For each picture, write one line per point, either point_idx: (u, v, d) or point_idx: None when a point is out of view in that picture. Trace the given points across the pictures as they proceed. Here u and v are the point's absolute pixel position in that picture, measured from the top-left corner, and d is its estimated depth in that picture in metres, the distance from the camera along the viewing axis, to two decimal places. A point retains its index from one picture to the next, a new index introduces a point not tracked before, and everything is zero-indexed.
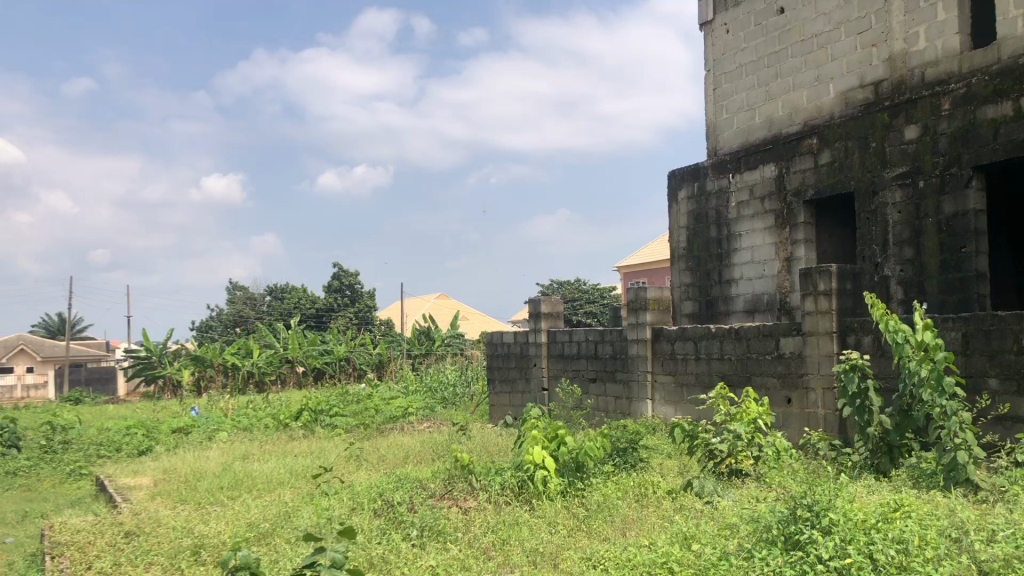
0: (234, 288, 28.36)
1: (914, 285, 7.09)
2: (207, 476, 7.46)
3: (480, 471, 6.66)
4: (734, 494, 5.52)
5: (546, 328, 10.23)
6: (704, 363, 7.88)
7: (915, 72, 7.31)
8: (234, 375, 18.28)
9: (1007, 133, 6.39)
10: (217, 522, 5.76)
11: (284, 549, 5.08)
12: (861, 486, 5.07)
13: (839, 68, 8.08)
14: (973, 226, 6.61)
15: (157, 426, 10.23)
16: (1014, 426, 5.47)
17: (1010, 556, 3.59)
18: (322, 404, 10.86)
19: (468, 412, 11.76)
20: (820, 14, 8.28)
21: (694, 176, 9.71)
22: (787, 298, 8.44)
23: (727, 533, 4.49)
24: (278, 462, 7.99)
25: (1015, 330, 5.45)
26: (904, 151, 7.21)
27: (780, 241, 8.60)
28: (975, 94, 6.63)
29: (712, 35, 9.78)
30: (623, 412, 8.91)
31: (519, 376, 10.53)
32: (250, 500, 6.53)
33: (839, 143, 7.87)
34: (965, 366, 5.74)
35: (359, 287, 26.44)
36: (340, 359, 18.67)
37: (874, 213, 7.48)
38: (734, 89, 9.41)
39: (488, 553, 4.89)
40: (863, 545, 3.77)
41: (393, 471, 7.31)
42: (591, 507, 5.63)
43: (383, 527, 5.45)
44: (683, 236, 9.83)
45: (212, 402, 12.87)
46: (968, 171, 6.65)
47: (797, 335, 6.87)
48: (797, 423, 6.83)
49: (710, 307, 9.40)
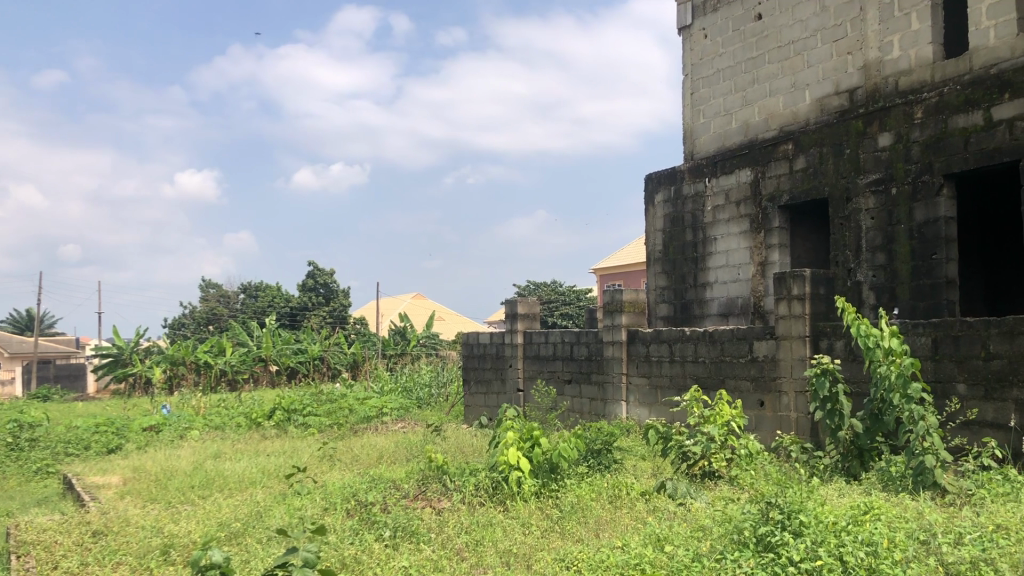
0: (208, 284, 28.18)
1: (886, 291, 7.18)
2: (177, 475, 7.37)
3: (454, 471, 6.64)
4: (707, 496, 5.57)
5: (522, 329, 10.23)
6: (679, 365, 7.92)
7: (888, 80, 7.41)
8: (207, 373, 18.09)
9: (977, 143, 6.49)
10: (187, 521, 5.70)
11: (255, 548, 5.05)
12: (832, 489, 5.14)
13: (815, 75, 8.16)
14: (943, 233, 6.70)
15: (126, 424, 10.09)
16: (981, 431, 5.56)
17: (976, 559, 3.66)
18: (295, 403, 10.80)
19: (442, 412, 11.75)
20: (797, 21, 8.37)
21: (670, 179, 9.76)
22: (761, 303, 8.51)
23: (699, 534, 4.53)
24: (250, 461, 7.91)
25: (984, 336, 5.53)
26: (878, 157, 7.29)
27: (755, 245, 8.66)
28: (947, 103, 6.71)
29: (690, 40, 9.84)
30: (598, 414, 8.94)
31: (494, 377, 10.53)
32: (221, 499, 6.47)
33: (814, 149, 7.96)
34: (935, 372, 5.83)
35: (334, 285, 26.40)
36: (314, 357, 18.63)
37: (848, 219, 7.57)
38: (712, 93, 9.48)
39: (462, 554, 4.88)
40: (834, 547, 3.81)
41: (366, 471, 7.27)
42: (564, 508, 5.64)
43: (356, 527, 5.43)
44: (660, 239, 9.87)
45: (184, 400, 12.74)
46: (939, 179, 6.75)
47: (770, 339, 6.93)
48: (769, 426, 6.90)
49: (686, 311, 9.46)
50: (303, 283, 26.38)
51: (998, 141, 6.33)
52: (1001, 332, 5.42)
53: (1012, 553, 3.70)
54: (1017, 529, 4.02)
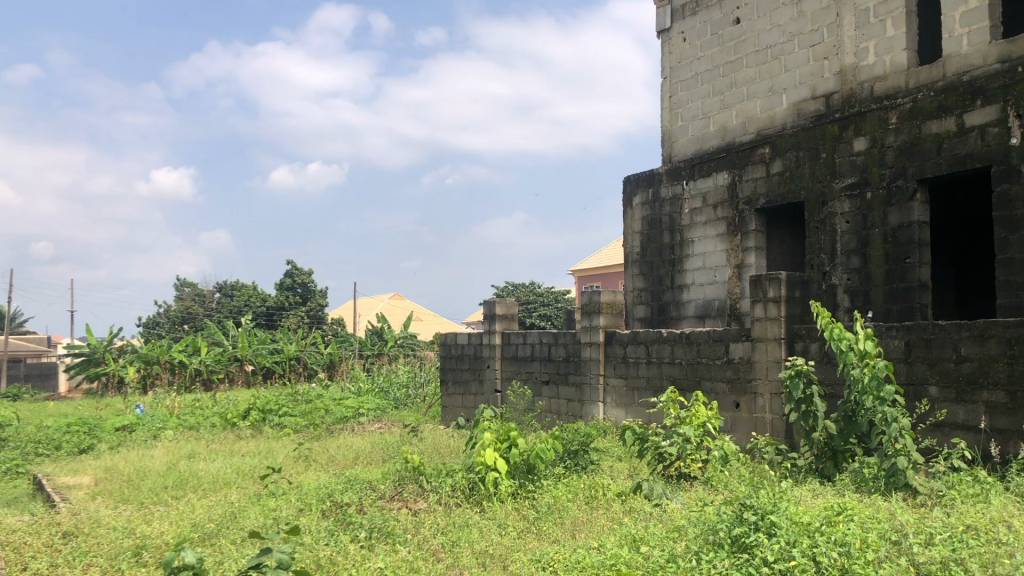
0: (182, 283, 27.77)
1: (860, 294, 7.25)
2: (150, 476, 7.29)
3: (430, 472, 6.62)
4: (683, 497, 5.60)
5: (500, 329, 10.22)
6: (656, 367, 7.95)
7: (864, 86, 7.50)
8: (181, 373, 17.89)
9: (950, 148, 6.57)
10: (160, 522, 5.65)
11: (229, 549, 5.01)
12: (806, 490, 5.18)
13: (793, 79, 8.23)
14: (916, 237, 6.78)
15: (98, 425, 9.96)
16: (951, 433, 5.64)
17: (947, 559, 3.71)
18: (271, 404, 10.74)
19: (420, 413, 11.71)
20: (774, 26, 8.45)
21: (648, 182, 9.80)
22: (737, 305, 8.57)
23: (675, 535, 4.56)
24: (224, 462, 7.85)
25: (956, 339, 5.60)
26: (853, 162, 7.37)
27: (731, 248, 8.72)
28: (921, 109, 6.80)
29: (669, 43, 9.87)
30: (575, 415, 8.96)
31: (471, 378, 10.51)
32: (195, 500, 6.42)
33: (790, 153, 8.02)
34: (908, 374, 5.90)
35: (312, 285, 26.35)
36: (290, 357, 18.54)
37: (823, 223, 7.65)
38: (690, 97, 9.52)
39: (438, 555, 4.87)
40: (808, 547, 3.84)
41: (342, 471, 7.23)
42: (541, 509, 5.64)
43: (331, 528, 5.40)
44: (637, 241, 9.91)
45: (158, 400, 12.61)
46: (913, 184, 6.84)
47: (746, 341, 6.98)
48: (744, 428, 6.95)
49: (663, 312, 9.51)
50: (280, 283, 26.24)
51: (970, 147, 6.42)
52: (972, 335, 5.50)
53: (981, 553, 3.75)
54: (986, 529, 4.08)
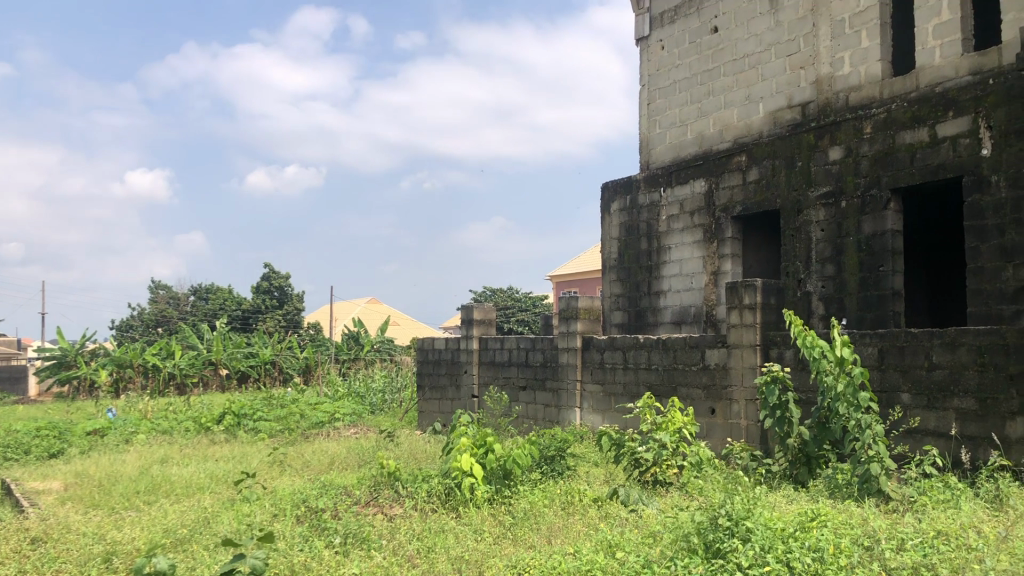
0: (157, 286, 27.48)
1: (835, 301, 7.32)
2: (122, 481, 7.20)
3: (406, 478, 6.59)
4: (658, 503, 5.61)
5: (478, 334, 10.20)
6: (632, 373, 7.98)
7: (839, 95, 7.59)
8: (155, 377, 17.67)
9: (923, 158, 6.66)
10: (131, 528, 5.57)
11: (201, 555, 4.95)
12: (780, 496, 5.21)
13: (769, 88, 8.31)
14: (890, 246, 6.86)
15: (69, 429, 9.82)
16: (923, 439, 5.70)
17: (918, 565, 3.75)
18: (245, 408, 10.66)
19: (396, 418, 11.67)
20: (752, 35, 8.53)
21: (626, 189, 9.84)
22: (713, 311, 8.62)
23: (650, 540, 4.57)
24: (197, 467, 7.77)
25: (927, 347, 5.67)
26: (828, 171, 7.45)
27: (708, 254, 8.77)
28: (894, 119, 6.89)
29: (647, 51, 9.93)
30: (551, 420, 8.96)
31: (449, 383, 10.49)
32: (167, 505, 6.34)
33: (766, 161, 8.10)
34: (881, 381, 5.96)
35: (289, 289, 26.25)
36: (265, 361, 18.41)
37: (798, 231, 7.71)
38: (668, 104, 9.58)
39: (413, 561, 4.85)
40: (782, 553, 3.87)
41: (317, 477, 7.18)
42: (517, 515, 5.63)
43: (306, 534, 5.35)
44: (615, 248, 9.95)
45: (131, 404, 12.44)
46: (887, 194, 6.92)
47: (721, 347, 7.03)
48: (720, 434, 6.99)
49: (639, 318, 9.55)
50: (256, 286, 26.07)
51: (943, 157, 6.51)
52: (943, 343, 5.57)
53: (952, 558, 3.80)
54: (956, 535, 4.13)
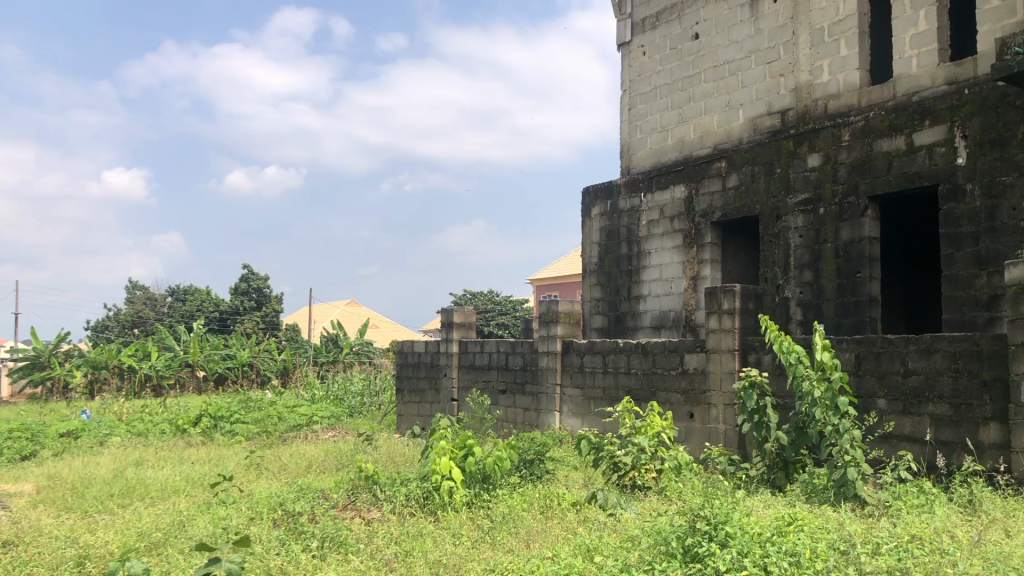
0: (133, 287, 27.19)
1: (812, 307, 7.39)
2: (95, 483, 7.12)
3: (385, 481, 6.57)
4: (637, 507, 5.62)
5: (457, 337, 10.18)
6: (612, 377, 8.00)
7: (818, 103, 7.66)
8: (131, 378, 17.47)
9: (900, 166, 6.74)
10: (104, 531, 5.50)
11: (176, 559, 4.89)
12: (757, 501, 5.23)
13: (749, 95, 8.37)
14: (867, 253, 6.94)
15: (42, 431, 9.68)
16: (898, 444, 5.76)
17: (893, 569, 3.78)
18: (222, 410, 10.57)
19: (374, 421, 11.62)
20: (732, 42, 8.59)
21: (606, 193, 9.87)
22: (692, 316, 8.67)
23: (628, 544, 4.58)
24: (174, 470, 7.70)
25: (902, 353, 5.73)
26: (807, 177, 7.51)
27: (687, 259, 8.82)
28: (872, 127, 6.96)
29: (629, 56, 9.97)
30: (531, 424, 8.96)
31: (428, 386, 10.46)
32: (142, 508, 6.28)
33: (746, 167, 8.15)
34: (858, 386, 6.02)
35: (268, 291, 26.12)
36: (242, 363, 18.27)
37: (777, 237, 7.77)
38: (649, 110, 9.62)
39: (390, 565, 4.82)
40: (759, 557, 3.89)
41: (294, 480, 7.14)
42: (496, 519, 5.62)
43: (283, 538, 5.31)
44: (595, 252, 9.98)
45: (105, 406, 12.30)
46: (864, 201, 6.99)
47: (700, 352, 7.06)
48: (698, 438, 7.01)
49: (619, 322, 9.58)
50: (234, 287, 25.90)
51: (919, 165, 6.59)
52: (918, 349, 5.62)
53: (926, 562, 3.83)
54: (930, 539, 4.17)
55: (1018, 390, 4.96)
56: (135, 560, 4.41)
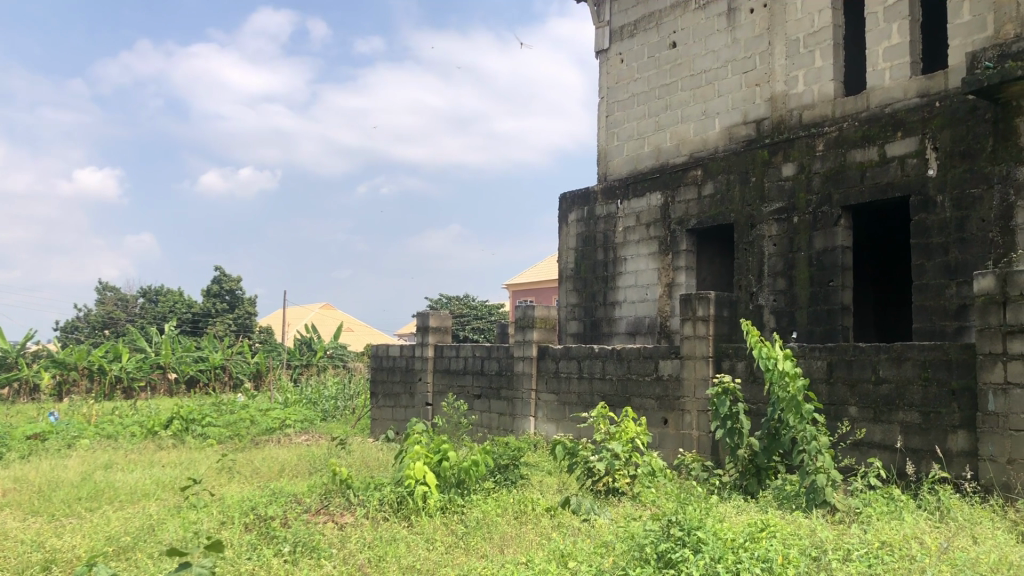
0: (104, 288, 26.88)
1: (786, 314, 7.47)
2: (62, 487, 7.01)
3: (358, 486, 6.52)
4: (610, 512, 5.63)
5: (433, 342, 10.15)
6: (587, 382, 8.02)
7: (793, 113, 7.75)
8: (101, 381, 17.21)
9: (872, 177, 6.83)
10: (71, 536, 5.41)
11: (145, 564, 4.83)
12: (730, 507, 5.26)
13: (725, 104, 8.45)
14: (840, 261, 7.02)
15: (8, 434, 9.51)
16: (868, 451, 5.81)
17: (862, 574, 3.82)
18: (194, 413, 10.45)
19: (348, 425, 11.55)
20: (709, 51, 8.67)
21: (583, 200, 9.91)
22: (667, 322, 8.73)
23: (602, 550, 4.59)
24: (143, 473, 7.60)
25: (874, 361, 5.80)
26: (782, 187, 7.59)
27: (663, 267, 8.87)
28: (846, 137, 7.05)
29: (607, 63, 10.01)
30: (506, 429, 8.96)
31: (403, 390, 10.41)
32: (110, 512, 6.18)
33: (721, 176, 8.21)
34: (829, 394, 6.08)
35: (241, 293, 25.95)
36: (215, 366, 18.08)
37: (751, 245, 7.84)
38: (626, 117, 9.67)
39: (363, 570, 4.77)
40: (731, 564, 3.91)
41: (266, 484, 7.08)
42: (469, 524, 5.60)
43: (254, 542, 5.26)
44: (572, 257, 10.01)
45: (74, 409, 12.11)
46: (838, 211, 7.07)
47: (675, 358, 7.10)
48: (672, 444, 7.05)
49: (595, 328, 9.61)
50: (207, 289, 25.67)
51: (891, 176, 6.68)
52: (889, 358, 5.69)
53: (895, 569, 3.87)
54: (899, 546, 4.21)
55: (986, 399, 5.05)
56: (103, 565, 4.36)
